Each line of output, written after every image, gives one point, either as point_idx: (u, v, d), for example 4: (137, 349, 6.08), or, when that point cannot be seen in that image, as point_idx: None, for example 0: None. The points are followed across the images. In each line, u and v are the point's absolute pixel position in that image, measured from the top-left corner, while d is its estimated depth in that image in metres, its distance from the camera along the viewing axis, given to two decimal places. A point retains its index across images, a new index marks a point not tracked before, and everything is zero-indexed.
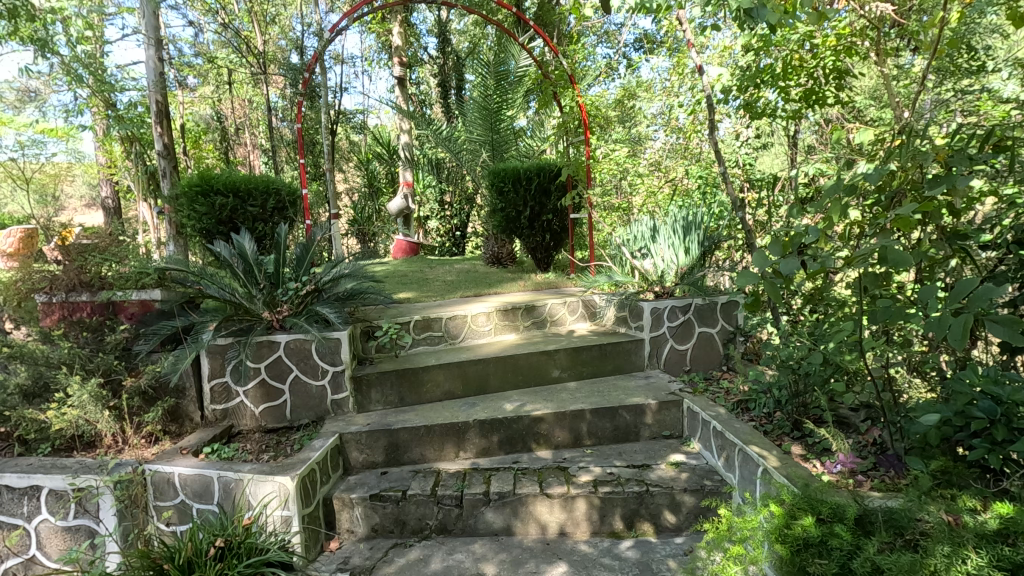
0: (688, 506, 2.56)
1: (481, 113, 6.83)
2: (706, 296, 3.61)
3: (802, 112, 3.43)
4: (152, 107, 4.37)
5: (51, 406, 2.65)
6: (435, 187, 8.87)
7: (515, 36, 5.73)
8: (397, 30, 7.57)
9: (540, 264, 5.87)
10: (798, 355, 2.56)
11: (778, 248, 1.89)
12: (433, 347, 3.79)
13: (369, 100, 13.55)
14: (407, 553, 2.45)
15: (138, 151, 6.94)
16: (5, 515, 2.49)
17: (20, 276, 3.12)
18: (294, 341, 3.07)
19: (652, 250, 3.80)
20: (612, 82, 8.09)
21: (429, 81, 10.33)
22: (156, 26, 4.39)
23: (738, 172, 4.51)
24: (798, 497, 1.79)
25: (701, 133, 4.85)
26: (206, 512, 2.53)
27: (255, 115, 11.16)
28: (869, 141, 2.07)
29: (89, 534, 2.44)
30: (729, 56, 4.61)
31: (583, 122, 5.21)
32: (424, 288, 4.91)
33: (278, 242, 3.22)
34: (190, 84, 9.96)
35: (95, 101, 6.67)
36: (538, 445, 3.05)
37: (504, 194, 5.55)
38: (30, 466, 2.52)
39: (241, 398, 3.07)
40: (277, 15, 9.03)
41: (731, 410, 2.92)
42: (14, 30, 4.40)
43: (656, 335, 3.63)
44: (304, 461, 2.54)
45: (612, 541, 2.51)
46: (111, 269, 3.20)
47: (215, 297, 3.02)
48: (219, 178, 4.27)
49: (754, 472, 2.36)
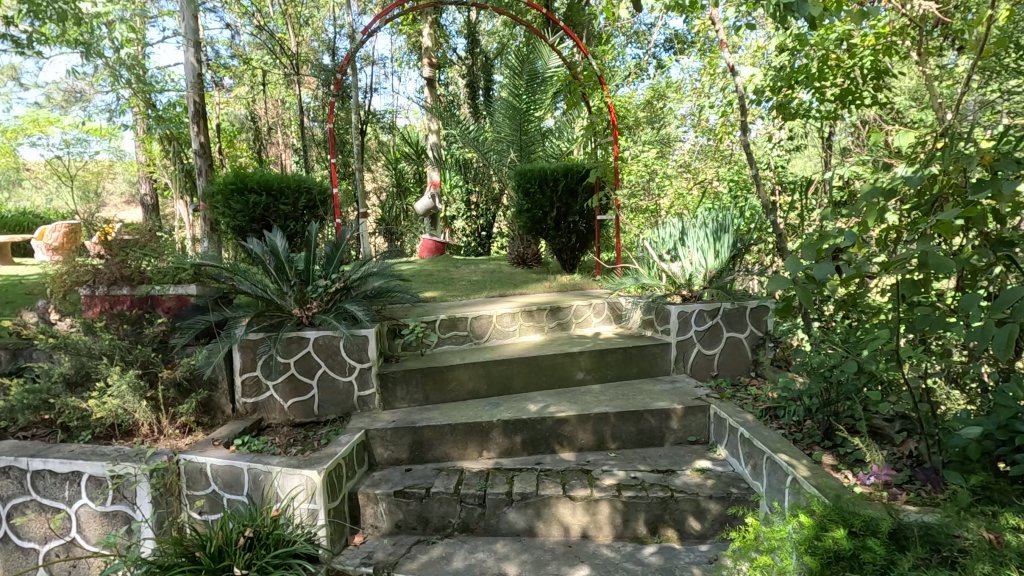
0: (713, 514, 2.52)
1: (509, 112, 6.83)
2: (736, 301, 3.54)
3: (837, 113, 3.36)
4: (191, 108, 4.50)
5: (92, 395, 2.75)
6: (462, 187, 8.94)
7: (545, 36, 5.66)
8: (428, 31, 7.64)
9: (566, 265, 5.86)
10: (830, 363, 2.49)
11: (812, 253, 1.83)
12: (458, 346, 3.82)
13: (398, 100, 13.69)
14: (429, 551, 2.47)
15: (176, 150, 7.17)
16: (48, 498, 2.60)
17: (66, 269, 3.26)
18: (323, 337, 3.12)
19: (681, 253, 3.74)
20: (641, 83, 8.03)
21: (458, 82, 10.40)
22: (194, 28, 4.51)
23: (769, 174, 4.42)
24: (829, 508, 1.75)
25: (733, 134, 4.77)
26: (236, 502, 2.59)
27: (287, 115, 11.41)
28: (908, 144, 2.02)
29: (126, 520, 2.53)
30: (762, 56, 4.53)
31: (612, 123, 5.16)
32: (450, 287, 4.94)
33: (309, 240, 3.28)
34: (226, 84, 10.25)
35: (136, 101, 6.94)
36: (562, 447, 3.04)
37: (530, 195, 5.54)
38: (72, 452, 2.62)
39: (271, 392, 3.14)
40: (310, 16, 9.22)
41: (759, 417, 2.86)
42: (62, 33, 4.59)
43: (683, 339, 3.57)
44: (331, 456, 2.59)
45: (635, 546, 2.49)
46: (150, 264, 3.32)
47: (248, 293, 3.08)
48: (252, 177, 4.38)
49: (783, 482, 2.31)
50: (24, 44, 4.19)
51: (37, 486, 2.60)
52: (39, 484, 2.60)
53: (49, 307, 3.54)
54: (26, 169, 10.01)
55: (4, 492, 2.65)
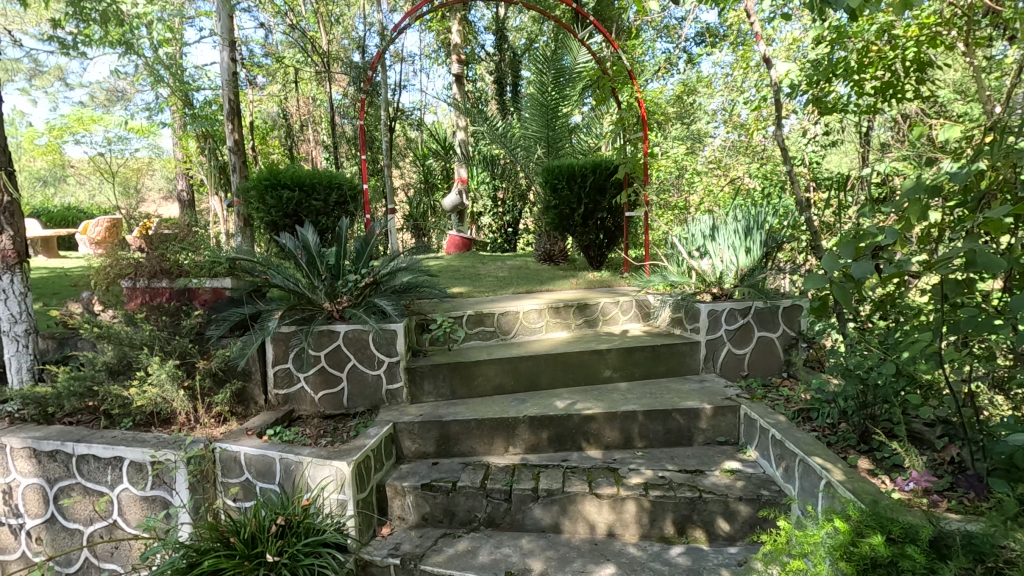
0: (743, 516, 2.47)
1: (537, 109, 6.81)
2: (768, 300, 3.46)
3: (877, 106, 3.23)
4: (226, 105, 4.61)
5: (133, 384, 2.85)
6: (488, 184, 8.96)
7: (575, 31, 5.55)
8: (456, 28, 7.65)
9: (593, 262, 5.83)
10: (868, 364, 2.41)
11: (850, 250, 1.76)
12: (485, 342, 3.84)
13: (426, 97, 13.76)
14: (456, 544, 2.49)
15: (212, 147, 7.36)
16: (91, 482, 2.71)
17: (109, 263, 3.37)
18: (353, 331, 3.17)
19: (711, 250, 3.68)
20: (670, 78, 7.93)
21: (485, 78, 10.40)
22: (229, 28, 4.62)
23: (804, 170, 4.29)
24: (866, 514, 1.70)
25: (766, 130, 4.65)
26: (268, 491, 2.65)
27: (318, 113, 11.60)
28: (954, 138, 1.94)
29: (164, 505, 2.62)
30: (797, 49, 4.42)
31: (642, 119, 5.07)
32: (477, 283, 4.95)
33: (340, 236, 3.32)
34: (259, 83, 10.48)
35: (175, 100, 7.16)
36: (588, 445, 3.02)
37: (557, 191, 5.53)
38: (114, 438, 2.72)
39: (302, 384, 3.21)
40: (341, 15, 9.34)
41: (791, 418, 2.80)
42: (105, 35, 4.75)
43: (713, 338, 3.52)
44: (360, 448, 2.63)
45: (662, 546, 2.47)
46: (187, 257, 3.43)
47: (280, 287, 3.14)
48: (285, 173, 4.48)
49: (817, 485, 2.25)
50: (69, 46, 4.35)
51: (81, 469, 2.71)
52: (83, 468, 2.70)
53: (92, 298, 3.68)
54: (70, 166, 10.41)
55: (51, 475, 2.76)
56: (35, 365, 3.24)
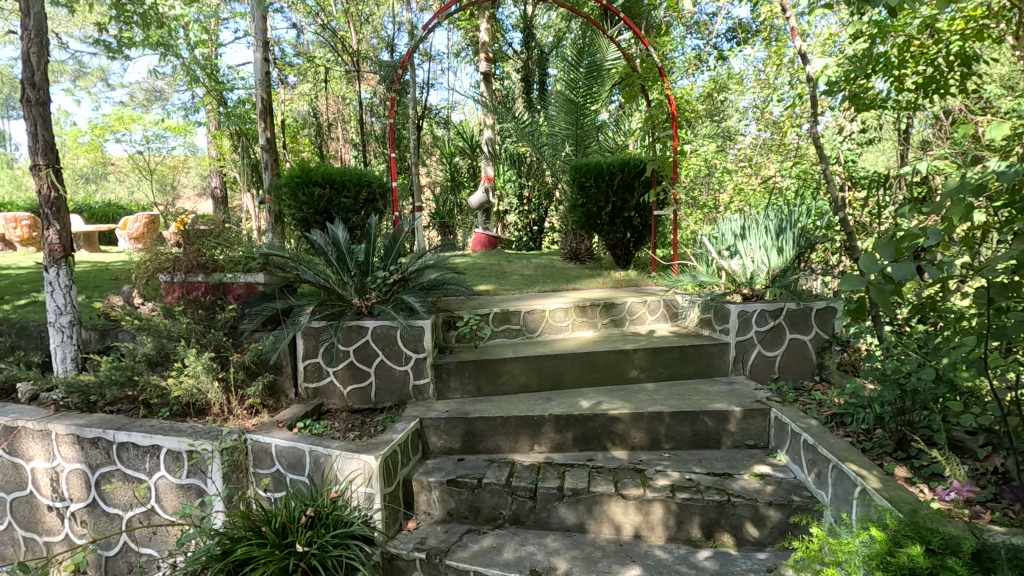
0: (773, 521, 2.43)
1: (565, 106, 6.77)
2: (801, 301, 3.38)
3: (918, 102, 3.11)
4: (259, 104, 4.70)
5: (170, 375, 2.95)
6: (515, 182, 8.96)
7: (604, 27, 5.42)
8: (484, 26, 7.65)
9: (620, 262, 5.79)
10: (907, 369, 2.33)
11: (890, 251, 1.66)
12: (511, 339, 3.85)
13: (453, 94, 13.80)
14: (480, 540, 2.51)
15: (245, 145, 7.54)
16: (131, 469, 2.80)
17: (149, 258, 3.47)
18: (381, 326, 3.21)
19: (741, 249, 3.62)
20: (700, 75, 7.81)
21: (512, 76, 10.39)
22: (262, 28, 4.71)
23: (839, 169, 4.16)
24: (904, 524, 1.65)
25: (800, 127, 4.54)
26: (298, 482, 2.70)
27: (347, 112, 11.77)
28: (1000, 136, 1.85)
29: (199, 493, 2.70)
30: (834, 44, 4.31)
31: (672, 116, 4.99)
32: (503, 281, 4.96)
33: (369, 233, 3.36)
34: (290, 82, 10.69)
35: (211, 100, 7.36)
36: (614, 445, 3.00)
37: (585, 189, 5.50)
38: (152, 427, 2.81)
39: (331, 378, 3.27)
40: (370, 15, 9.45)
41: (824, 423, 2.73)
42: (145, 37, 4.90)
43: (743, 339, 3.45)
44: (387, 442, 2.66)
45: (689, 549, 2.44)
46: (222, 253, 3.51)
47: (311, 283, 3.20)
48: (317, 171, 4.56)
49: (851, 492, 2.20)
50: (113, 49, 4.50)
51: (121, 456, 2.81)
52: (123, 455, 2.80)
53: (133, 291, 3.80)
54: (112, 164, 10.80)
55: (93, 461, 2.87)
56: (78, 355, 3.36)
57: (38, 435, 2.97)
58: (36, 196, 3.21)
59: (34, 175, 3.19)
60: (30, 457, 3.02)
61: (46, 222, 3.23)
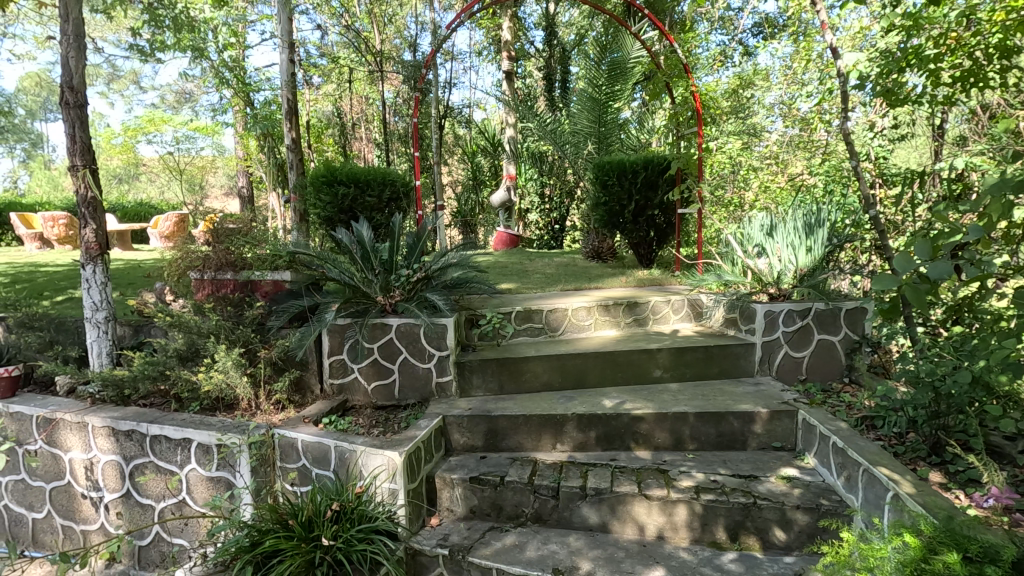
0: (801, 525, 2.38)
1: (588, 104, 6.74)
2: (830, 301, 3.31)
3: (955, 97, 3.01)
4: (285, 105, 4.78)
5: (201, 370, 3.02)
6: (536, 180, 8.94)
7: (628, 24, 5.32)
8: (507, 25, 7.64)
9: (643, 260, 5.75)
10: (942, 371, 2.26)
11: (926, 249, 1.60)
12: (533, 338, 3.85)
13: (475, 93, 13.83)
14: (503, 538, 2.51)
15: (271, 145, 7.68)
16: (163, 461, 2.88)
17: (180, 256, 3.55)
18: (405, 324, 3.25)
19: (769, 248, 3.55)
20: (725, 71, 7.68)
21: (534, 74, 10.37)
22: (288, 30, 4.78)
23: (870, 166, 4.06)
24: (940, 530, 1.61)
25: (830, 124, 4.44)
26: (324, 477, 2.74)
27: (371, 111, 11.89)
28: None
29: (228, 486, 2.77)
30: (865, 37, 4.20)
31: (697, 113, 4.91)
32: (525, 280, 4.95)
33: (393, 232, 3.39)
34: (315, 82, 10.85)
35: (238, 101, 7.51)
36: (637, 445, 2.98)
37: (608, 187, 5.46)
38: (183, 420, 2.89)
39: (355, 375, 3.31)
40: (394, 15, 9.53)
41: (854, 425, 2.66)
42: (177, 41, 5.02)
43: (769, 339, 3.40)
44: (411, 439, 2.68)
45: (714, 552, 2.41)
46: (250, 251, 3.58)
47: (336, 280, 3.24)
48: (342, 170, 4.63)
49: (883, 497, 2.15)
50: (146, 52, 4.63)
51: (154, 449, 2.89)
52: (156, 447, 2.88)
53: (164, 288, 3.89)
54: (143, 164, 11.10)
55: (128, 453, 2.96)
56: (113, 350, 3.46)
57: (76, 427, 3.07)
58: (74, 196, 3.31)
59: (72, 175, 3.30)
60: (68, 448, 3.12)
61: (83, 221, 3.33)
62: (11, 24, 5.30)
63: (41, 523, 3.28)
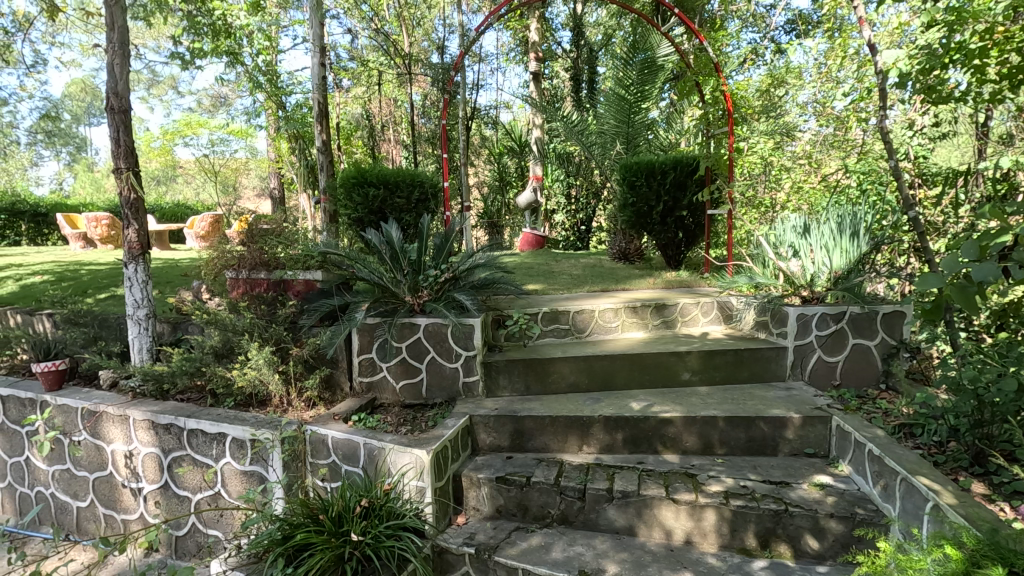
0: (834, 534, 2.32)
1: (615, 103, 6.71)
2: (866, 305, 3.20)
3: (1002, 94, 2.90)
4: (316, 108, 4.88)
5: (236, 366, 3.10)
6: (563, 181, 8.92)
7: (657, 23, 5.24)
8: (534, 26, 7.64)
9: (671, 262, 5.69)
10: (986, 379, 2.17)
11: (973, 249, 1.54)
12: (560, 339, 3.85)
13: (502, 94, 13.89)
14: (529, 539, 2.52)
15: (302, 147, 7.85)
16: (199, 454, 2.97)
17: (216, 255, 3.66)
18: (433, 324, 3.27)
19: (802, 250, 3.47)
20: (756, 70, 7.55)
21: (561, 75, 10.35)
22: (319, 34, 4.88)
23: (908, 165, 3.95)
24: (984, 543, 1.56)
25: (866, 122, 4.32)
26: (353, 473, 2.79)
27: (399, 113, 12.05)
28: None
29: (261, 480, 2.84)
30: (904, 33, 4.08)
31: (728, 113, 4.84)
32: (552, 281, 4.95)
33: (421, 232, 3.43)
34: (344, 85, 11.04)
35: (270, 104, 7.69)
36: (665, 448, 2.95)
37: (636, 188, 5.42)
38: (219, 415, 2.98)
39: (384, 373, 3.36)
40: (422, 18, 9.64)
41: (891, 433, 2.58)
42: (214, 47, 5.17)
43: (802, 343, 3.33)
44: (439, 438, 2.71)
45: (743, 558, 2.37)
46: (283, 251, 3.66)
47: (366, 280, 3.29)
48: (372, 171, 4.70)
49: (922, 508, 2.08)
50: (186, 59, 4.78)
51: (191, 442, 2.98)
52: (192, 441, 2.97)
53: (201, 287, 4.02)
54: (180, 166, 11.46)
55: (166, 446, 3.06)
56: (153, 345, 3.59)
57: (118, 419, 3.19)
58: (117, 197, 3.44)
59: (117, 177, 3.43)
60: (110, 440, 3.24)
61: (126, 222, 3.46)
62: (59, 32, 5.54)
63: (85, 511, 3.42)
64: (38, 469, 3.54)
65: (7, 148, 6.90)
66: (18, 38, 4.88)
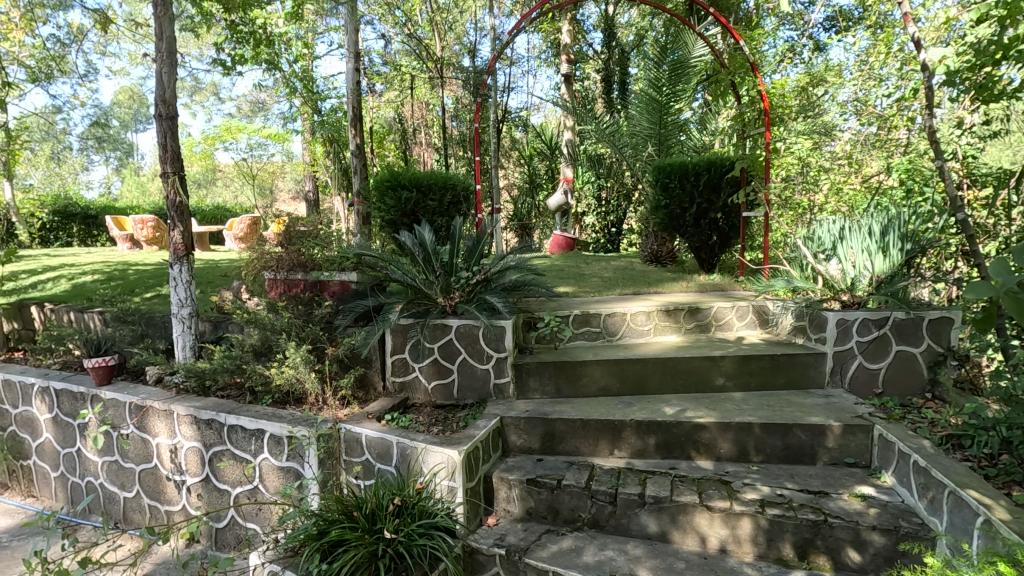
0: (877, 547, 2.25)
1: (647, 105, 6.64)
2: (910, 310, 3.09)
3: None
4: (351, 113, 4.98)
5: (274, 365, 3.18)
6: (593, 184, 8.86)
7: (691, 21, 5.02)
8: (566, 28, 7.61)
9: (704, 265, 5.60)
10: None
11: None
12: (591, 342, 3.83)
13: (533, 97, 13.94)
14: (560, 541, 2.51)
15: (336, 151, 8.02)
16: (239, 450, 3.07)
17: (256, 256, 3.76)
18: (464, 325, 3.30)
19: (841, 253, 3.38)
20: (793, 68, 7.38)
21: (592, 76, 10.30)
22: (354, 40, 4.98)
23: (957, 166, 3.80)
24: None
25: (911, 121, 4.16)
26: (386, 472, 2.83)
27: (430, 116, 12.19)
28: None
29: (297, 476, 2.91)
30: (950, 29, 3.93)
31: (764, 113, 4.72)
32: (584, 283, 4.93)
33: (453, 234, 3.45)
34: (378, 90, 11.23)
35: (307, 109, 7.90)
36: (698, 454, 2.90)
37: (668, 190, 5.35)
38: (257, 412, 3.06)
39: (416, 374, 3.40)
40: (454, 22, 9.72)
41: (938, 443, 2.48)
42: (254, 54, 5.32)
43: (841, 349, 3.23)
44: (470, 438, 2.73)
45: (780, 569, 2.31)
46: (319, 252, 3.78)
47: (399, 281, 3.35)
48: (406, 174, 4.78)
49: (972, 522, 1.99)
50: (227, 65, 4.94)
51: (231, 437, 3.08)
52: (232, 436, 3.07)
53: (241, 287, 4.13)
54: (221, 169, 11.85)
55: (208, 440, 3.17)
56: (196, 343, 3.72)
57: (162, 413, 3.31)
58: (164, 201, 3.58)
59: (164, 182, 3.56)
60: (156, 433, 3.37)
61: (172, 224, 3.60)
62: (110, 42, 5.79)
63: (132, 502, 3.56)
64: (88, 460, 3.71)
65: (61, 154, 7.23)
66: (72, 49, 5.11)
